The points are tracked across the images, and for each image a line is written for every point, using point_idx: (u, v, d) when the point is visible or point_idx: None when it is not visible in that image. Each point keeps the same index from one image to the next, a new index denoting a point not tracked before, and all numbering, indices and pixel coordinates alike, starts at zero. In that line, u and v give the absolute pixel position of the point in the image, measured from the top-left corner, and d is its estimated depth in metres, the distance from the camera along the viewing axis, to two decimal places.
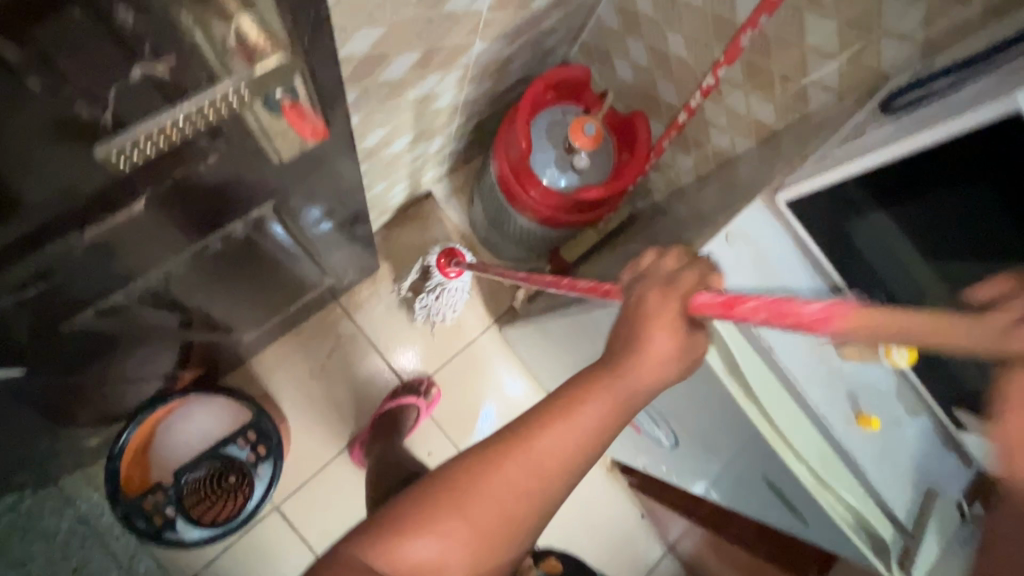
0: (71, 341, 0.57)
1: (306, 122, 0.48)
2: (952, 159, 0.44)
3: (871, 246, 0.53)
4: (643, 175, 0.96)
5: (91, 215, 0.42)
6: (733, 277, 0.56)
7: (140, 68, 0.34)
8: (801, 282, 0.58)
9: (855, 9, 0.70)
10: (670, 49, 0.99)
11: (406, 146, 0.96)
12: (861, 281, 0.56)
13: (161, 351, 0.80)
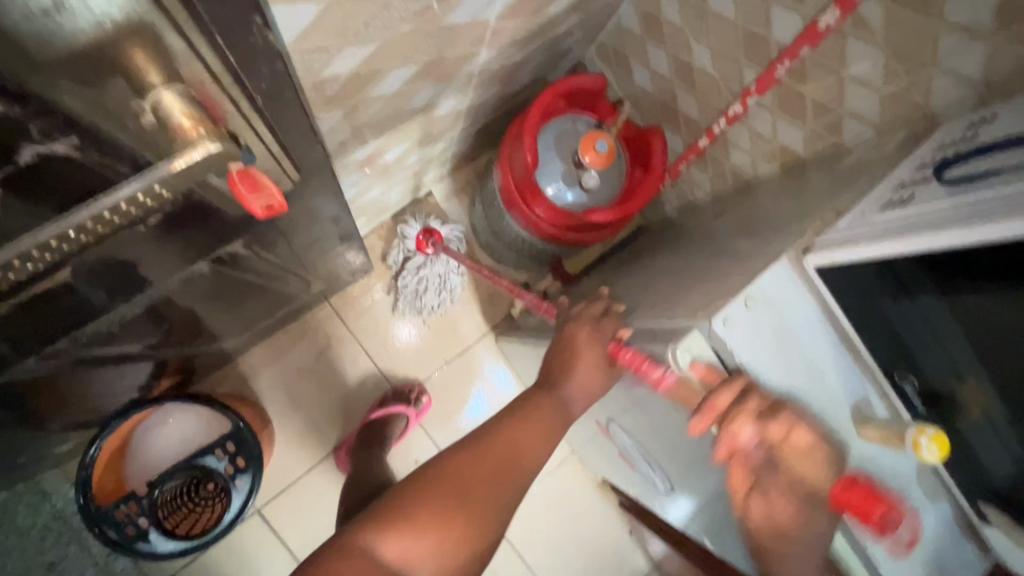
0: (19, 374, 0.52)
1: (259, 197, 0.44)
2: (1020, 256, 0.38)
3: (910, 328, 0.47)
4: (657, 193, 0.91)
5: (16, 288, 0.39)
6: (751, 347, 0.50)
7: None
8: (824, 351, 0.53)
9: (907, 40, 0.62)
10: (695, 61, 0.91)
11: (404, 153, 0.90)
12: (893, 360, 0.50)
13: (132, 367, 0.75)
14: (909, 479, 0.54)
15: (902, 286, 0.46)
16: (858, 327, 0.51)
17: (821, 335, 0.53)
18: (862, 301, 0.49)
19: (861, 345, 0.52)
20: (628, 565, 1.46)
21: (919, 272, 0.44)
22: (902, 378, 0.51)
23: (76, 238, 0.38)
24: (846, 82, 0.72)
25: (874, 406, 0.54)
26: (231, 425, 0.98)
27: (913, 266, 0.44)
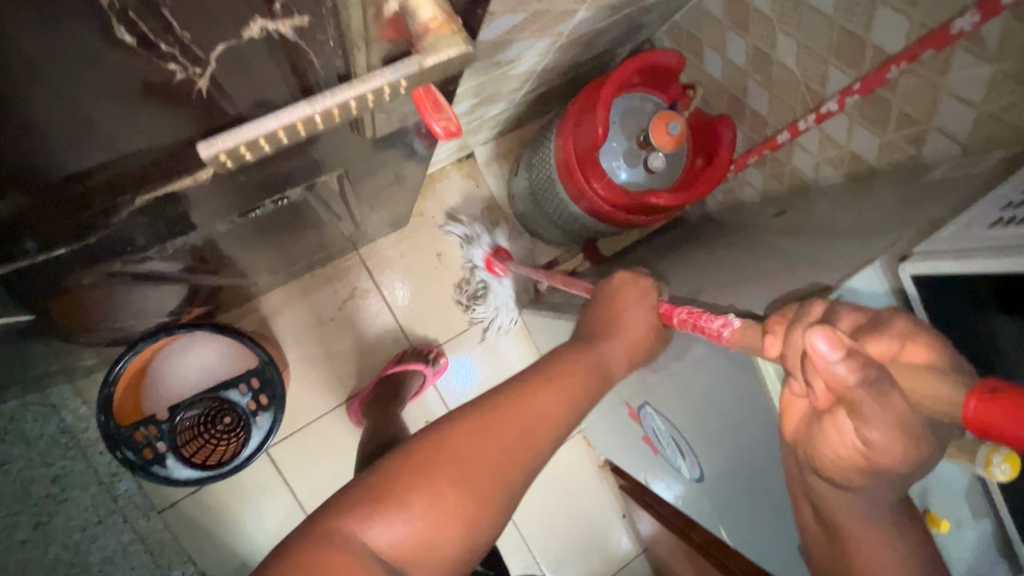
0: (90, 283, 0.51)
1: (436, 116, 0.39)
2: None
3: (996, 349, 0.48)
4: (719, 186, 0.89)
5: (151, 177, 0.39)
6: None
7: (261, 24, 0.33)
8: None
9: (1018, 58, 0.61)
10: (775, 55, 0.88)
11: (469, 108, 0.87)
12: None
13: (176, 290, 0.73)
14: (957, 494, 0.55)
15: (1006, 306, 0.46)
16: None
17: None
18: (956, 317, 0.49)
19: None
20: (615, 545, 1.49)
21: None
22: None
23: (250, 152, 0.37)
24: (941, 94, 0.70)
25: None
26: (257, 362, 0.97)
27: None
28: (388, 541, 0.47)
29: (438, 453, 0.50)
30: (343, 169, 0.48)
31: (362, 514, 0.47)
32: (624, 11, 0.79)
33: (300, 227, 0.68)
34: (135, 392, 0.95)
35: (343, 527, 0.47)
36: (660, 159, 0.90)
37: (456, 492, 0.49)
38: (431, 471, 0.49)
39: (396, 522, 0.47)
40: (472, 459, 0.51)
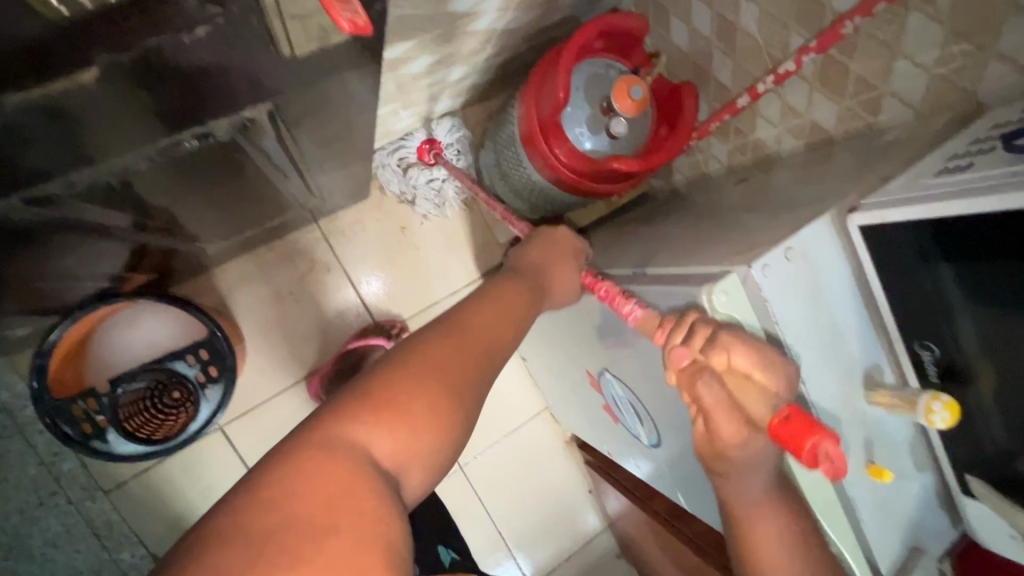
0: (4, 239, 0.47)
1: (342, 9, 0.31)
2: None
3: (938, 298, 0.48)
4: (681, 153, 0.88)
5: (14, 75, 0.28)
6: (783, 296, 0.50)
7: None
8: (847, 315, 0.53)
9: (970, 19, 0.62)
10: (739, 22, 0.87)
11: (427, 68, 0.84)
12: (916, 330, 0.51)
13: (112, 251, 0.69)
14: (903, 447, 0.56)
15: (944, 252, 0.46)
16: (889, 294, 0.51)
17: (849, 297, 0.54)
18: (901, 266, 0.49)
19: (886, 312, 0.52)
20: (582, 522, 1.50)
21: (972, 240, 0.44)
22: (921, 349, 0.51)
23: None
24: (895, 58, 0.71)
25: (885, 373, 0.55)
26: (206, 333, 0.93)
27: (967, 232, 0.44)
28: (388, 445, 0.45)
29: (416, 363, 0.49)
30: (275, 106, 0.45)
31: (348, 421, 0.45)
32: None
33: (241, 180, 0.64)
34: (78, 367, 0.90)
35: (322, 433, 0.44)
36: (623, 125, 0.89)
37: (440, 403, 0.47)
38: (415, 378, 0.48)
39: (388, 429, 0.45)
40: (448, 367, 0.50)
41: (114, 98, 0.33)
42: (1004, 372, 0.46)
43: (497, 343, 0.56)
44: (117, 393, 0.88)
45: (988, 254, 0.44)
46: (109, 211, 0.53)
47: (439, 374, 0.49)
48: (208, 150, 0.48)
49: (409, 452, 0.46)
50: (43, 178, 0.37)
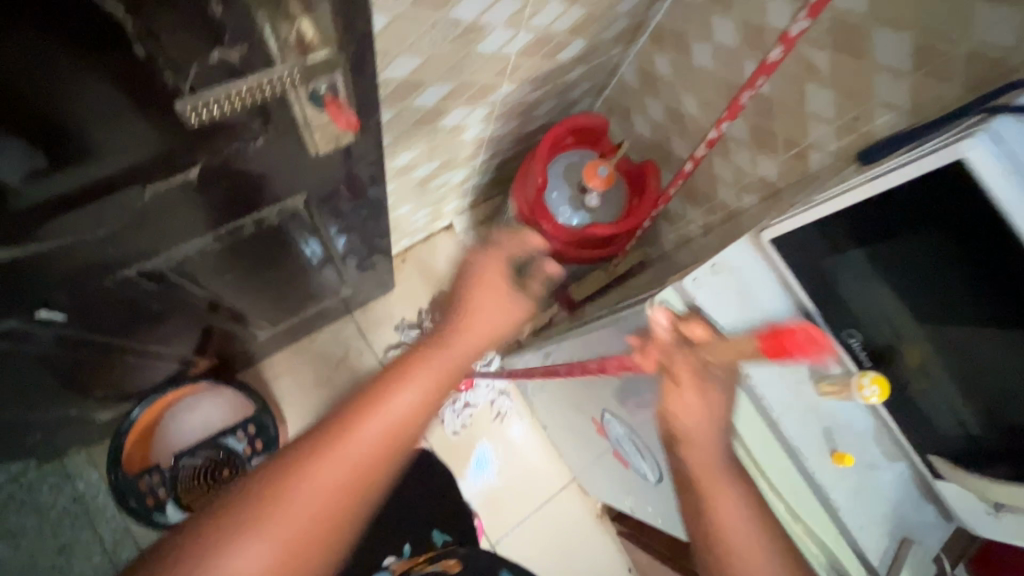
0: (113, 309, 0.63)
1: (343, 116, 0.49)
2: (920, 201, 0.48)
3: (849, 283, 0.57)
4: (651, 217, 1.02)
5: (154, 174, 0.45)
6: (716, 304, 0.60)
7: (218, 52, 0.38)
8: (782, 315, 0.62)
9: (848, 80, 0.77)
10: (684, 109, 1.06)
11: (432, 174, 1.04)
12: (840, 318, 0.59)
13: (182, 332, 0.86)
14: (866, 436, 0.61)
15: (846, 242, 0.55)
16: (811, 291, 0.60)
17: (782, 302, 0.62)
18: (812, 261, 0.58)
19: (813, 307, 0.60)
20: None
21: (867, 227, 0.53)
22: (850, 334, 0.59)
23: (206, 114, 0.41)
24: (807, 117, 0.85)
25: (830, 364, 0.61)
26: (254, 411, 1.06)
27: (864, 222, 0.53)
28: (302, 523, 0.50)
29: (289, 472, 0.51)
30: (308, 194, 0.61)
31: (220, 546, 0.48)
32: (547, 86, 0.98)
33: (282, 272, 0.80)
34: (144, 446, 1.03)
35: (182, 547, 0.48)
36: (598, 199, 1.05)
37: (304, 507, 0.50)
38: (316, 485, 0.51)
39: (252, 546, 0.48)
40: (310, 487, 0.51)
41: (200, 192, 0.51)
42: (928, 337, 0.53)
43: (401, 444, 0.55)
44: (179, 468, 1.01)
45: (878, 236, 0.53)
46: (186, 292, 0.71)
47: (338, 479, 0.51)
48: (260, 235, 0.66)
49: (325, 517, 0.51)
50: (156, 250, 0.56)
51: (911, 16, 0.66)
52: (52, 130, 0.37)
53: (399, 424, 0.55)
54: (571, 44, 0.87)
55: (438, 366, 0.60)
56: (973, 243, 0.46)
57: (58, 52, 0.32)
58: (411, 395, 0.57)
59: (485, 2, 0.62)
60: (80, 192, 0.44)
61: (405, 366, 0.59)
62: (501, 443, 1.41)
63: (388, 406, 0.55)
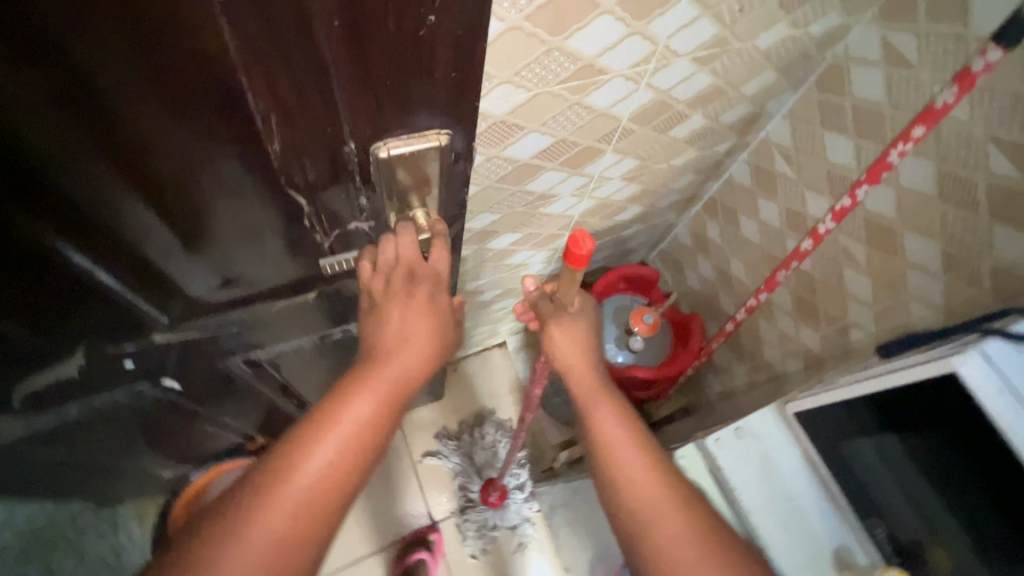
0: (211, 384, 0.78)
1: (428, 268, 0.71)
2: (925, 400, 0.51)
3: (870, 471, 0.58)
4: (691, 368, 1.07)
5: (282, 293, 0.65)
6: (736, 470, 0.64)
7: (354, 225, 0.55)
8: (803, 494, 0.64)
9: (884, 272, 0.83)
10: (732, 272, 1.15)
11: (495, 299, 1.17)
12: (864, 508, 0.60)
13: (254, 409, 0.97)
14: None
15: (866, 428, 0.57)
16: (835, 474, 0.62)
17: (807, 480, 0.65)
18: (832, 445, 0.61)
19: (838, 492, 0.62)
20: None
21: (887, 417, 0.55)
22: (879, 530, 0.59)
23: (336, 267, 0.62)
24: (847, 298, 0.90)
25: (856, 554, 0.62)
26: None
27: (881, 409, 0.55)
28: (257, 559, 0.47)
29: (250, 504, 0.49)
30: None
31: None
32: (605, 238, 1.12)
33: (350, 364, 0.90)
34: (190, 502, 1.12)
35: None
36: (642, 343, 1.12)
37: (272, 534, 0.48)
38: (262, 519, 0.48)
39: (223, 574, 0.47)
40: (277, 512, 0.49)
41: (306, 306, 0.69)
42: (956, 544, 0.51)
43: (365, 452, 0.53)
44: None
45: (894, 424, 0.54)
46: (268, 376, 0.84)
47: (292, 501, 0.49)
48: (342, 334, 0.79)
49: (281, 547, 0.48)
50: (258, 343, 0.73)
51: (938, 228, 0.73)
52: (234, 258, 0.56)
53: (359, 436, 0.53)
54: (628, 209, 1.01)
55: (385, 381, 0.56)
56: (985, 455, 0.47)
57: (254, 210, 0.49)
58: (365, 410, 0.54)
59: (557, 179, 0.77)
60: (233, 297, 0.63)
61: (360, 382, 0.55)
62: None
63: (337, 428, 0.52)
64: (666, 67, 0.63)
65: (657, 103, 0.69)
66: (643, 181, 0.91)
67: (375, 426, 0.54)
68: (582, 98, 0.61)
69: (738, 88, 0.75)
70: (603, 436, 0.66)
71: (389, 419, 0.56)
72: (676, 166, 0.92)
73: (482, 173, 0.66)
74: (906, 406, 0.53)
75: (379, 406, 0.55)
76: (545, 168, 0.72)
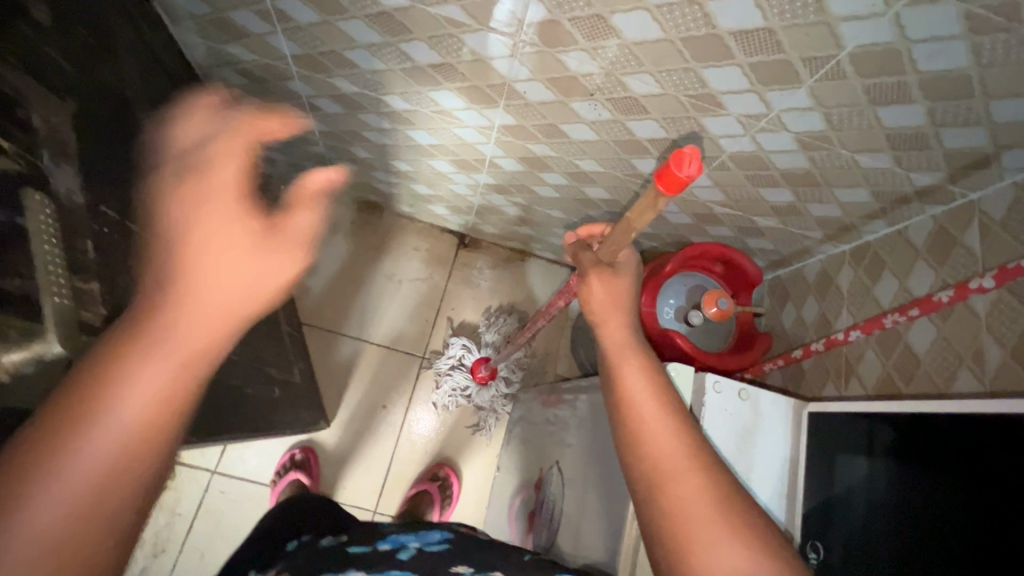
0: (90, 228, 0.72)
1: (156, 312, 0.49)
2: (970, 431, 0.57)
3: (852, 477, 0.67)
4: (730, 371, 1.00)
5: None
6: (736, 417, 0.75)
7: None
8: (773, 469, 0.74)
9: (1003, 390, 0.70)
10: (836, 324, 1.03)
11: (598, 205, 1.14)
12: (821, 500, 0.69)
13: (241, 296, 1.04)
14: None
15: (881, 444, 0.65)
16: (810, 475, 0.72)
17: (782, 463, 0.75)
18: (827, 455, 0.71)
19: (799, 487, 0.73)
20: None
21: (909, 436, 0.62)
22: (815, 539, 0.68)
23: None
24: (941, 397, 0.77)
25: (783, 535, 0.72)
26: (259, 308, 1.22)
27: (910, 429, 0.62)
28: (95, 473, 0.33)
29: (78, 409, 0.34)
30: None
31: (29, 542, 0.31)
32: (737, 210, 1.04)
33: (283, 351, 1.14)
34: None
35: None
36: (700, 323, 1.04)
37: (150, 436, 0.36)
38: (105, 420, 0.34)
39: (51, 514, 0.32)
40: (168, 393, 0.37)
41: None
42: (901, 549, 0.59)
43: (244, 304, 0.42)
44: None
45: (899, 459, 0.62)
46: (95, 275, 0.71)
47: (141, 390, 0.36)
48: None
49: (61, 552, 0.32)
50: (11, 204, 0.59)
51: None
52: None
53: (251, 274, 0.43)
54: (778, 188, 0.93)
55: (195, 235, 0.42)
56: (982, 481, 0.54)
57: None
58: (164, 366, 0.37)
59: (735, 85, 0.72)
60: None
61: (140, 329, 0.38)
62: (458, 447, 1.40)
63: (184, 300, 0.39)
64: (928, 3, 0.54)
65: (889, 52, 0.61)
66: (814, 159, 0.83)
67: (222, 286, 0.41)
68: None
69: (991, 100, 0.63)
70: (626, 387, 0.59)
71: (271, 278, 0.44)
72: (859, 165, 0.82)
73: (672, 16, 0.63)
74: (937, 439, 0.59)
75: (231, 276, 0.42)
76: (733, 57, 0.67)
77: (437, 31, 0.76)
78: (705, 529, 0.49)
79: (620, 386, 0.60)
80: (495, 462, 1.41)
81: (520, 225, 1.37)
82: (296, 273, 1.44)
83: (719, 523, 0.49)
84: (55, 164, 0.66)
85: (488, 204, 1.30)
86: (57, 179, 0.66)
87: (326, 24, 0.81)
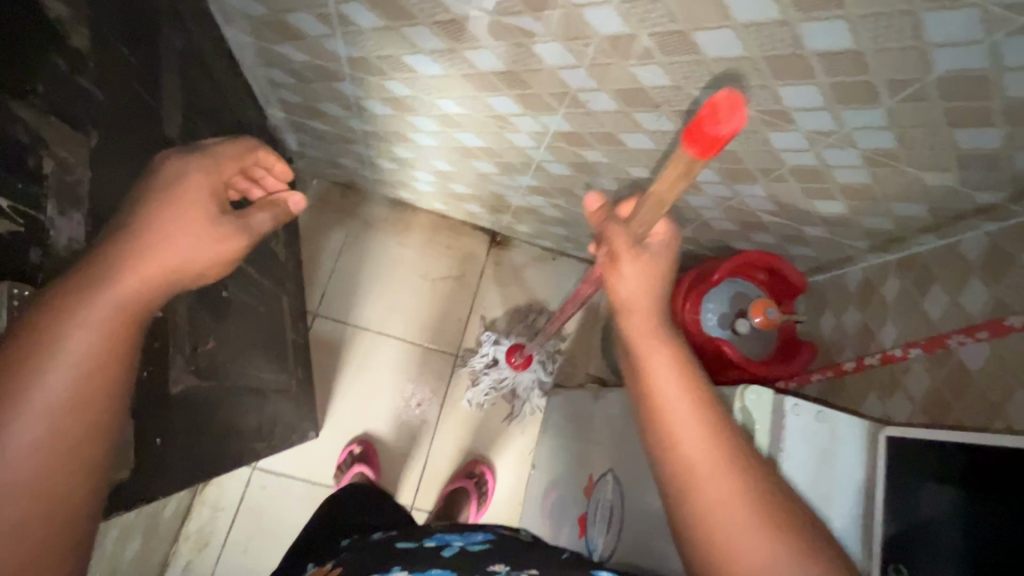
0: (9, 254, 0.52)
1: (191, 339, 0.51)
2: None
3: (931, 504, 0.68)
4: (774, 380, 1.02)
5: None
6: (809, 440, 0.75)
7: None
8: (849, 491, 0.76)
9: None
10: (879, 334, 1.04)
11: None
12: (899, 523, 0.70)
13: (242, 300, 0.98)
14: None
15: (961, 475, 0.65)
16: (887, 498, 0.73)
17: (856, 485, 0.76)
18: (903, 480, 0.72)
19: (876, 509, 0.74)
20: None
21: (992, 470, 0.63)
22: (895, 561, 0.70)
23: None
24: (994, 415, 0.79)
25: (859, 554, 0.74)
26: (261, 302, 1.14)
27: (993, 462, 0.63)
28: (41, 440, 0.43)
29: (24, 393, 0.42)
30: None
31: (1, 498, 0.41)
32: (785, 220, 1.04)
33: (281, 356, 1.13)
34: None
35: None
36: (745, 331, 1.06)
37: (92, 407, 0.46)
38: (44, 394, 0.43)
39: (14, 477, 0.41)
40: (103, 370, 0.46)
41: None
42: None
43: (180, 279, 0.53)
44: None
45: (986, 491, 0.63)
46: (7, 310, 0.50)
47: (69, 363, 0.45)
48: (263, 304, 1.09)
49: (39, 504, 0.42)
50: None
51: None
52: None
53: (183, 259, 0.53)
54: (833, 200, 0.93)
55: (142, 245, 0.51)
56: None
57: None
58: (96, 329, 0.46)
59: (810, 103, 0.71)
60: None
61: (78, 299, 0.46)
62: (492, 444, 1.42)
63: (105, 288, 0.48)
64: None
65: (978, 78, 0.60)
66: (876, 175, 0.82)
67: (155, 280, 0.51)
68: (923, 11, 0.54)
69: None
70: (656, 388, 0.60)
71: (188, 272, 0.54)
72: (922, 182, 0.81)
73: (757, 35, 0.62)
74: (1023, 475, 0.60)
75: (153, 274, 0.51)
76: (813, 78, 0.66)
77: (505, 42, 0.75)
78: (743, 540, 0.53)
79: (654, 390, 0.61)
80: (529, 459, 1.43)
81: (556, 225, 1.37)
82: (331, 271, 1.44)
83: (752, 528, 0.54)
84: (63, 213, 0.60)
85: (527, 205, 1.29)
86: (59, 231, 0.59)
87: (389, 29, 0.79)
